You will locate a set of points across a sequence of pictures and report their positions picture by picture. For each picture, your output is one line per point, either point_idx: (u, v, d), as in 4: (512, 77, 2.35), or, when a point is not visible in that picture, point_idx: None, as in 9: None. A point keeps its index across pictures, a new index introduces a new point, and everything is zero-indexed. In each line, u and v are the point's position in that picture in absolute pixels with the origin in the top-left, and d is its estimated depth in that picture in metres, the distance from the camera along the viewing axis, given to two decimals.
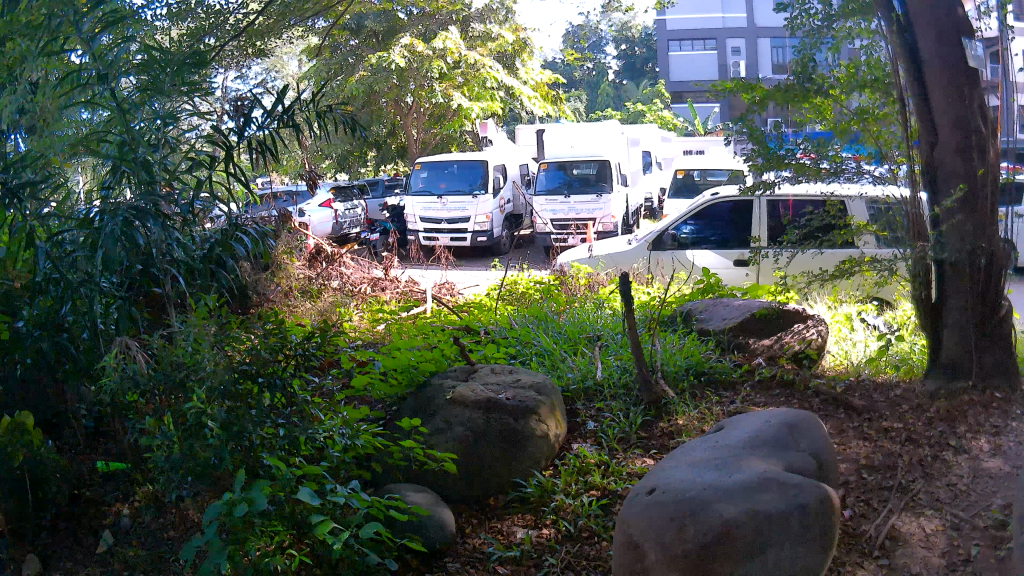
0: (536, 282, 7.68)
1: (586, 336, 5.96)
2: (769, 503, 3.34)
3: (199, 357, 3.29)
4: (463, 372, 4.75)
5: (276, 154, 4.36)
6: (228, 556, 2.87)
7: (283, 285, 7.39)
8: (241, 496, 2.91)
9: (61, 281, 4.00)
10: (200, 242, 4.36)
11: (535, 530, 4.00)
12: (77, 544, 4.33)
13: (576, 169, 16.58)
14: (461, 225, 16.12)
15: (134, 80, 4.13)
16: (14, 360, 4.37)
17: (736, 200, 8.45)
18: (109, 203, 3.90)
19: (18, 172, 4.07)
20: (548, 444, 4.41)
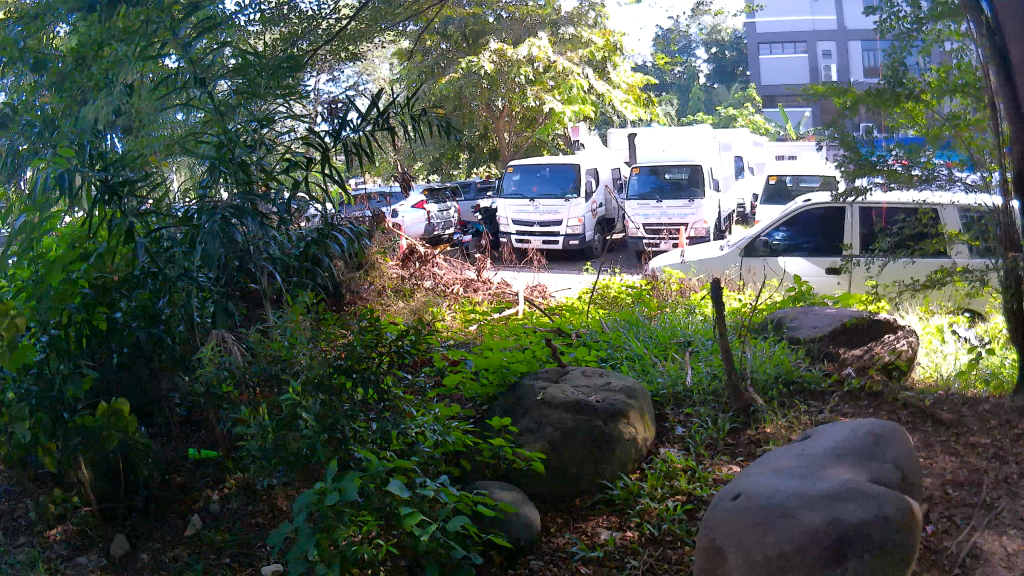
0: (628, 287, 7.62)
1: (676, 341, 5.88)
2: (850, 513, 3.28)
3: (294, 352, 3.47)
4: (555, 373, 4.79)
5: (369, 155, 4.41)
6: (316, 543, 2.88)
7: (375, 283, 7.29)
8: (331, 486, 2.91)
9: (158, 276, 4.01)
10: (296, 238, 4.48)
11: (619, 533, 3.97)
12: (166, 524, 4.38)
13: (668, 174, 16.41)
14: (553, 228, 16.16)
15: (228, 83, 4.32)
16: (112, 349, 4.26)
17: (828, 206, 8.26)
18: (206, 202, 4.01)
19: (118, 170, 3.98)
20: (635, 448, 4.37)
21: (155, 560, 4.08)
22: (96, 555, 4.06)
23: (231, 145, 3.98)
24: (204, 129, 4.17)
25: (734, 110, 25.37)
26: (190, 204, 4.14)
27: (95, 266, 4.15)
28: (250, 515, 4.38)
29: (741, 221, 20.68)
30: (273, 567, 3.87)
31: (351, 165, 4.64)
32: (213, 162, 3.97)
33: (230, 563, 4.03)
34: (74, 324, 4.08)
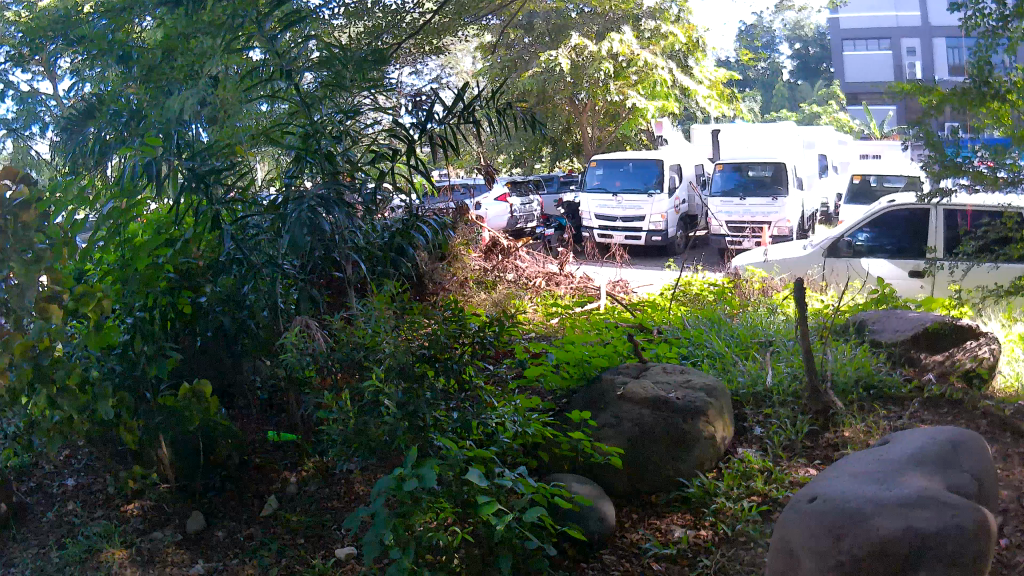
0: (710, 285, 7.46)
1: (758, 341, 5.73)
2: (925, 520, 3.19)
3: (379, 338, 3.51)
4: (635, 369, 4.71)
5: (454, 149, 4.41)
6: (393, 529, 2.86)
7: (458, 276, 6.99)
8: (410, 471, 2.88)
9: (243, 262, 4.04)
10: (382, 229, 4.57)
11: (693, 531, 3.95)
12: (244, 504, 4.44)
13: (751, 171, 16.07)
14: (636, 223, 16.10)
15: (313, 75, 4.39)
16: (193, 333, 4.30)
17: (913, 208, 8.05)
18: (292, 191, 4.09)
19: (204, 159, 4.15)
20: (712, 447, 4.29)
21: (231, 538, 4.16)
22: (172, 530, 4.15)
23: (317, 135, 4.08)
24: (289, 119, 4.30)
25: (819, 107, 24.81)
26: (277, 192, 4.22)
27: (182, 252, 4.08)
28: (325, 498, 4.44)
29: (823, 221, 20.17)
30: (347, 549, 3.91)
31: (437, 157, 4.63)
32: (300, 153, 4.09)
33: (304, 543, 4.10)
34: (160, 307, 4.01)
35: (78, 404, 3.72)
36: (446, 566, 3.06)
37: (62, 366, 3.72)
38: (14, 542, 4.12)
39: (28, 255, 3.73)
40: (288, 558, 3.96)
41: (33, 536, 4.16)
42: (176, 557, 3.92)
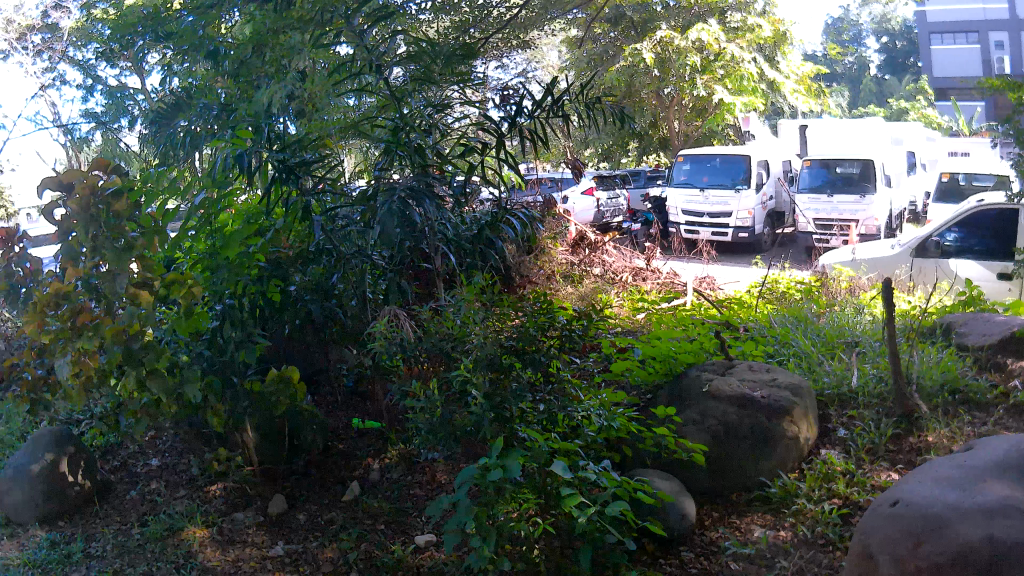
0: (797, 283, 7.07)
1: (844, 340, 5.31)
2: (1008, 530, 3.04)
3: (468, 329, 3.57)
4: (721, 366, 4.54)
5: (544, 141, 4.39)
6: (473, 516, 2.90)
7: (545, 269, 6.59)
8: (496, 462, 2.88)
9: (333, 252, 4.29)
10: (469, 222, 4.65)
11: (773, 531, 3.78)
12: (326, 489, 4.46)
13: (838, 168, 15.45)
14: (723, 219, 15.36)
15: (401, 70, 4.59)
16: (285, 321, 4.34)
17: (1003, 208, 7.59)
18: (382, 183, 4.17)
19: (296, 151, 4.24)
20: (797, 448, 4.10)
21: (312, 522, 4.18)
22: (254, 512, 4.21)
23: (406, 129, 4.11)
24: (378, 113, 4.40)
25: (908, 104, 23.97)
26: (365, 185, 4.49)
27: (274, 241, 4.22)
28: (407, 485, 4.41)
29: (909, 220, 19.43)
30: (428, 537, 3.88)
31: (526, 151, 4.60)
32: (389, 146, 4.13)
33: (385, 529, 4.07)
34: (249, 294, 4.04)
35: (165, 386, 3.79)
36: (527, 554, 3.05)
37: (152, 349, 3.80)
38: (100, 517, 4.30)
39: (120, 243, 3.82)
40: (369, 543, 3.93)
41: (118, 512, 4.32)
42: (255, 538, 4.00)
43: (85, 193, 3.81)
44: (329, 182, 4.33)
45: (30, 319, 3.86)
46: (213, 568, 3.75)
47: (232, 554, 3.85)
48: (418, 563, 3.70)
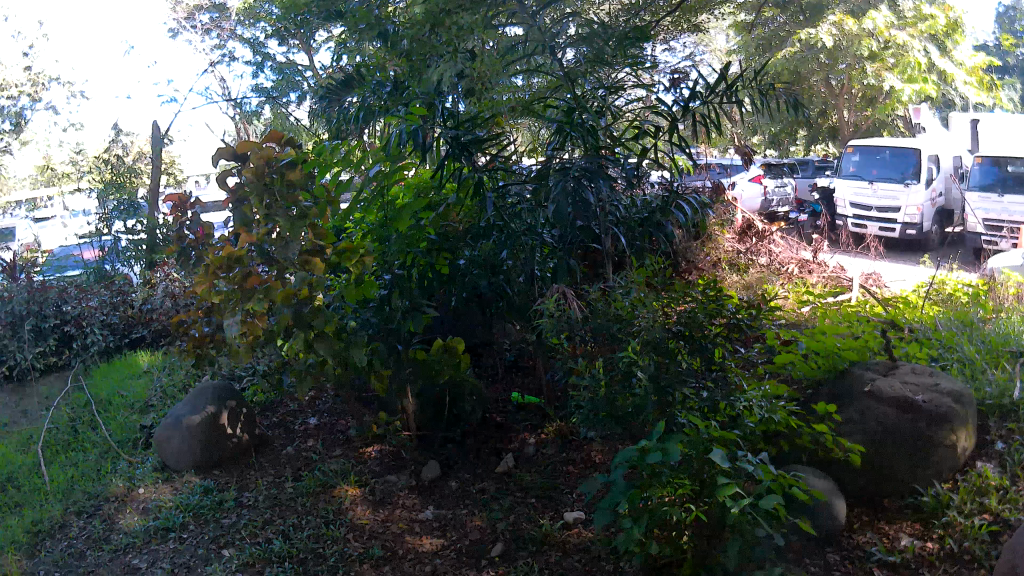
0: (966, 286, 6.62)
1: (1011, 349, 4.93)
2: None
3: (635, 313, 3.61)
4: (885, 366, 4.26)
5: (716, 127, 4.45)
6: (627, 497, 3.15)
7: (712, 255, 6.47)
8: (655, 445, 3.12)
9: (503, 229, 4.24)
10: (642, 206, 4.67)
11: (920, 541, 3.68)
12: (479, 459, 4.69)
13: (1010, 166, 13.57)
14: (890, 214, 14.46)
15: (574, 52, 4.55)
16: (452, 293, 4.44)
17: None
18: (555, 163, 4.20)
19: (468, 129, 4.18)
20: (953, 457, 3.91)
21: (463, 489, 4.43)
22: (408, 475, 4.55)
23: (579, 109, 4.13)
24: (552, 93, 4.52)
25: None
26: (538, 164, 4.46)
27: (443, 216, 4.36)
28: (561, 462, 4.53)
29: None
30: (578, 515, 3.99)
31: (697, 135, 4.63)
32: (561, 125, 4.17)
33: (534, 503, 4.21)
34: (417, 266, 4.21)
35: (333, 349, 3.96)
36: (676, 539, 3.28)
37: (322, 314, 3.91)
38: (255, 469, 4.92)
39: (293, 211, 3.93)
40: (517, 514, 4.11)
41: (272, 466, 4.92)
42: (407, 501, 4.32)
43: (260, 162, 3.92)
44: (499, 160, 4.31)
45: (202, 279, 4.05)
46: (363, 526, 4.10)
47: (382, 515, 4.20)
48: (564, 539, 3.83)
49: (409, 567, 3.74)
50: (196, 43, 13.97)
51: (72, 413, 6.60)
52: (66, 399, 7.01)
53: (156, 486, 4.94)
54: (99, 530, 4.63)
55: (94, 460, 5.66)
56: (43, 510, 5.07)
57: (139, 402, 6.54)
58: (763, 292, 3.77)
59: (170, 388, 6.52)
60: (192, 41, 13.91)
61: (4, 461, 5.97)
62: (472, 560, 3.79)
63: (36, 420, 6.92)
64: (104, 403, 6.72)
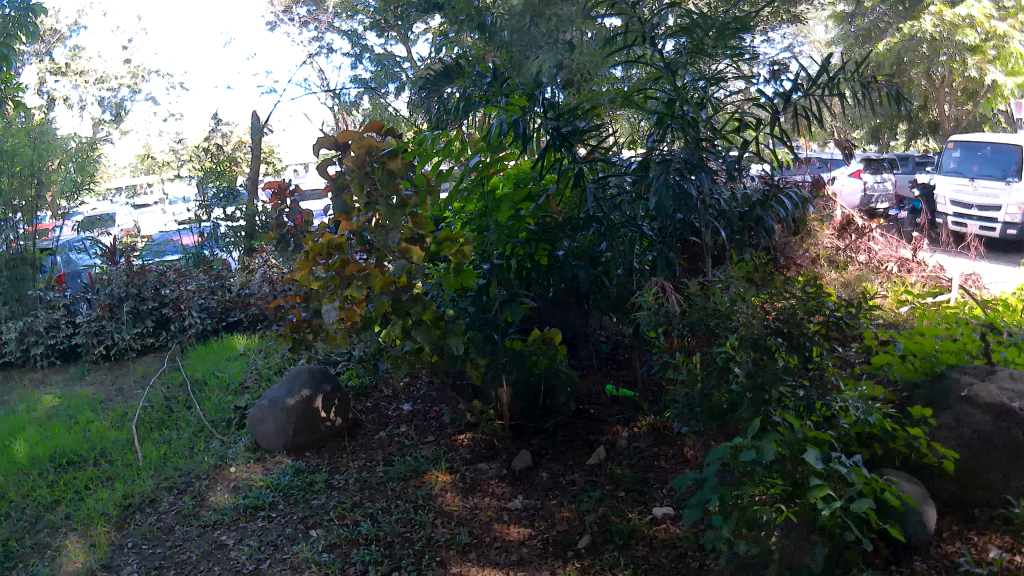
0: None
1: None
2: None
3: (735, 309, 3.73)
4: (984, 371, 4.09)
5: (816, 118, 4.66)
6: (719, 494, 3.25)
7: (809, 252, 6.39)
8: (750, 443, 3.21)
9: (603, 221, 4.43)
10: (743, 200, 4.87)
11: (1009, 554, 3.58)
12: (571, 450, 4.77)
13: None
14: (990, 214, 13.88)
15: (674, 43, 4.70)
16: (549, 284, 4.70)
17: None
18: (656, 154, 4.51)
19: (569, 120, 4.32)
20: None
21: (554, 479, 4.52)
22: (499, 463, 4.70)
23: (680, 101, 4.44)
24: (652, 84, 4.72)
25: None
26: (637, 157, 4.54)
27: (545, 207, 4.55)
28: (653, 456, 4.56)
29: None
30: (666, 509, 4.05)
31: (800, 127, 4.83)
32: (662, 117, 4.48)
33: (624, 496, 4.24)
34: (517, 256, 4.47)
35: (429, 336, 4.08)
36: (763, 540, 3.18)
37: (420, 302, 4.08)
38: (346, 453, 5.19)
39: (393, 200, 4.11)
40: (605, 508, 4.13)
41: (363, 449, 5.18)
42: (497, 490, 4.46)
43: (361, 152, 4.15)
44: (598, 151, 4.47)
45: (303, 265, 4.33)
46: (450, 512, 4.27)
47: (471, 502, 4.35)
48: (652, 534, 3.88)
49: (495, 555, 3.88)
50: (293, 36, 14.48)
51: (168, 390, 6.95)
52: (164, 377, 7.42)
53: (247, 465, 5.24)
54: (189, 505, 4.90)
55: (187, 438, 5.93)
56: (135, 484, 5.29)
57: (234, 382, 6.86)
58: (862, 291, 3.79)
59: (265, 369, 6.85)
60: (291, 33, 14.37)
61: (102, 433, 6.29)
62: (559, 550, 3.88)
63: (132, 396, 7.31)
64: (199, 381, 7.08)
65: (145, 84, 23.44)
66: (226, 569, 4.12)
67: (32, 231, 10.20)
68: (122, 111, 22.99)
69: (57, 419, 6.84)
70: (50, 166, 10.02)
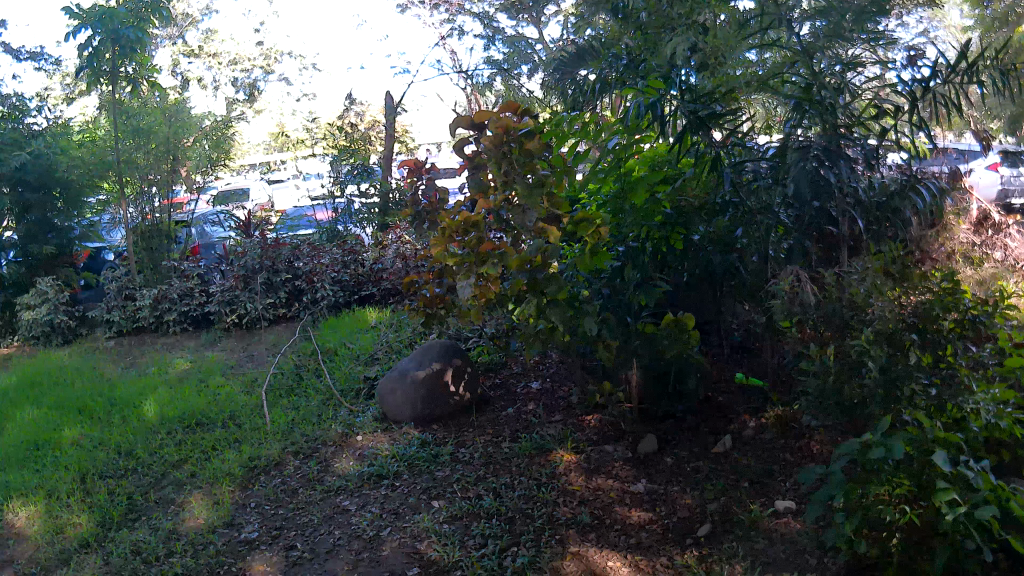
0: None
1: None
2: None
3: (869, 301, 3.74)
4: None
5: (956, 107, 4.50)
6: (844, 489, 3.19)
7: (946, 246, 5.71)
8: (879, 439, 3.11)
9: (740, 207, 4.42)
10: (880, 189, 4.65)
11: None
12: (699, 438, 4.72)
13: None
14: None
15: (811, 27, 4.79)
16: (684, 268, 4.68)
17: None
18: (796, 141, 4.38)
19: (707, 103, 4.37)
20: None
21: (679, 464, 4.51)
22: (625, 447, 4.73)
23: (819, 84, 4.36)
24: (788, 68, 4.64)
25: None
26: (774, 142, 4.60)
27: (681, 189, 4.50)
28: (779, 449, 4.45)
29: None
30: (787, 502, 3.99)
31: (940, 116, 4.71)
32: (800, 102, 4.39)
33: (747, 487, 4.19)
34: (654, 240, 4.48)
35: (565, 317, 4.15)
36: (884, 541, 3.20)
37: (556, 282, 4.15)
38: (473, 427, 5.34)
39: (531, 178, 4.20)
40: (729, 497, 4.11)
41: (490, 425, 5.32)
42: (621, 472, 4.50)
43: (499, 132, 4.21)
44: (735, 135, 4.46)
45: (438, 242, 4.43)
46: (574, 491, 4.37)
47: (594, 483, 4.43)
48: (774, 527, 3.83)
49: (614, 537, 3.95)
50: (424, 17, 14.73)
51: (299, 360, 7.25)
52: (295, 347, 7.74)
53: (374, 434, 5.46)
54: (314, 470, 5.13)
55: (315, 405, 6.17)
56: (263, 447, 5.54)
57: (365, 353, 7.09)
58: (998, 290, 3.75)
59: (395, 343, 7.03)
60: (422, 15, 14.65)
61: (232, 397, 6.61)
62: (678, 537, 3.90)
63: (261, 363, 7.66)
64: (329, 352, 7.36)
65: (278, 65, 24.28)
66: (349, 533, 4.33)
67: (167, 204, 10.79)
68: (257, 92, 24.04)
69: (188, 382, 7.22)
70: (187, 142, 10.46)
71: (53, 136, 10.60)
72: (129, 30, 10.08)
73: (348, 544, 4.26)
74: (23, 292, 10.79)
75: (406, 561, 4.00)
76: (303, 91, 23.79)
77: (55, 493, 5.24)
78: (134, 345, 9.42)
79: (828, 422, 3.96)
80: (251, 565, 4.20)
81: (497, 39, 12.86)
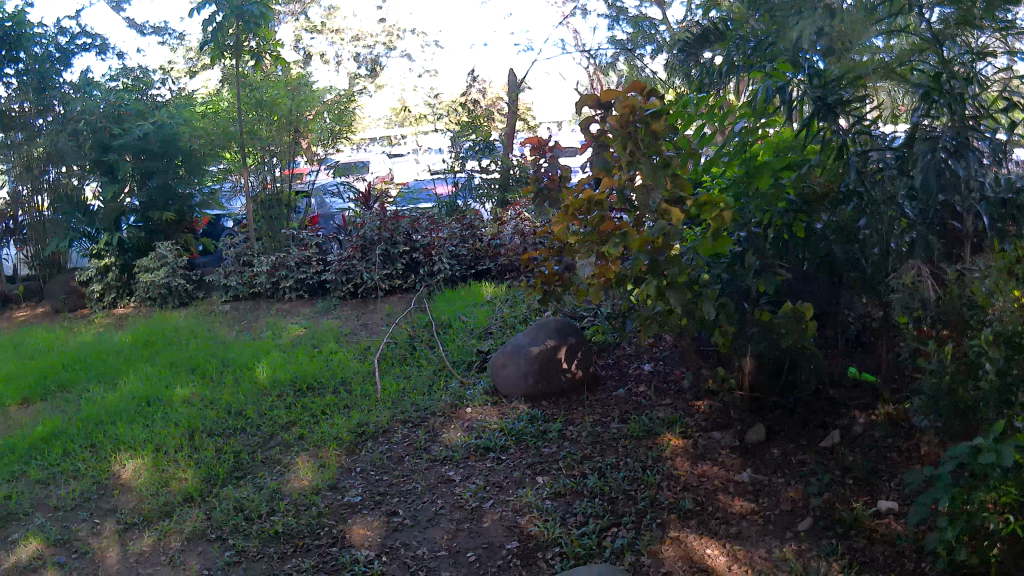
0: None
1: None
2: None
3: (994, 300, 3.53)
4: None
5: None
6: (948, 494, 3.08)
7: None
8: (990, 445, 2.98)
9: (864, 196, 4.25)
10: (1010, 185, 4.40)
11: None
12: (807, 431, 4.62)
13: None
14: None
15: (940, 13, 4.52)
16: (805, 257, 4.58)
17: None
18: (921, 131, 4.21)
19: (836, 88, 4.24)
20: None
21: (786, 456, 4.44)
22: (734, 435, 4.68)
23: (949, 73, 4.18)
24: (915, 57, 4.46)
25: None
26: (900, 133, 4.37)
27: (806, 176, 4.35)
28: (887, 448, 4.30)
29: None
30: (892, 502, 3.87)
31: None
32: (928, 91, 4.23)
33: (852, 484, 4.08)
34: (776, 226, 4.42)
35: (683, 299, 4.14)
36: (986, 551, 3.10)
37: (676, 264, 4.17)
38: (583, 406, 5.36)
39: (655, 159, 4.23)
40: (833, 492, 4.01)
41: (600, 405, 5.32)
42: (727, 460, 4.46)
43: (625, 111, 4.24)
44: (861, 123, 4.27)
45: (565, 217, 4.58)
46: (678, 476, 4.35)
47: (699, 469, 4.40)
48: (877, 528, 3.72)
49: (715, 525, 3.92)
50: None
51: (413, 331, 7.41)
52: (408, 318, 7.90)
53: (484, 408, 5.57)
54: (421, 439, 5.25)
55: (426, 376, 6.30)
56: (372, 414, 5.71)
57: (479, 327, 7.18)
58: None
59: (509, 318, 7.10)
60: None
61: (345, 364, 6.81)
62: (779, 530, 3.84)
63: (374, 332, 7.84)
64: (444, 325, 7.49)
65: (400, 42, 24.60)
66: (450, 503, 4.45)
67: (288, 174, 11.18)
68: (379, 67, 24.49)
69: (303, 347, 7.51)
70: (309, 116, 10.73)
71: (175, 108, 11.16)
72: (251, 5, 10.32)
73: (449, 514, 4.37)
74: (141, 256, 11.29)
75: (506, 534, 4.10)
76: (423, 67, 24.09)
77: (164, 448, 5.51)
78: (249, 309, 9.81)
79: (942, 424, 3.81)
80: (351, 527, 4.36)
81: (620, 18, 12.69)
